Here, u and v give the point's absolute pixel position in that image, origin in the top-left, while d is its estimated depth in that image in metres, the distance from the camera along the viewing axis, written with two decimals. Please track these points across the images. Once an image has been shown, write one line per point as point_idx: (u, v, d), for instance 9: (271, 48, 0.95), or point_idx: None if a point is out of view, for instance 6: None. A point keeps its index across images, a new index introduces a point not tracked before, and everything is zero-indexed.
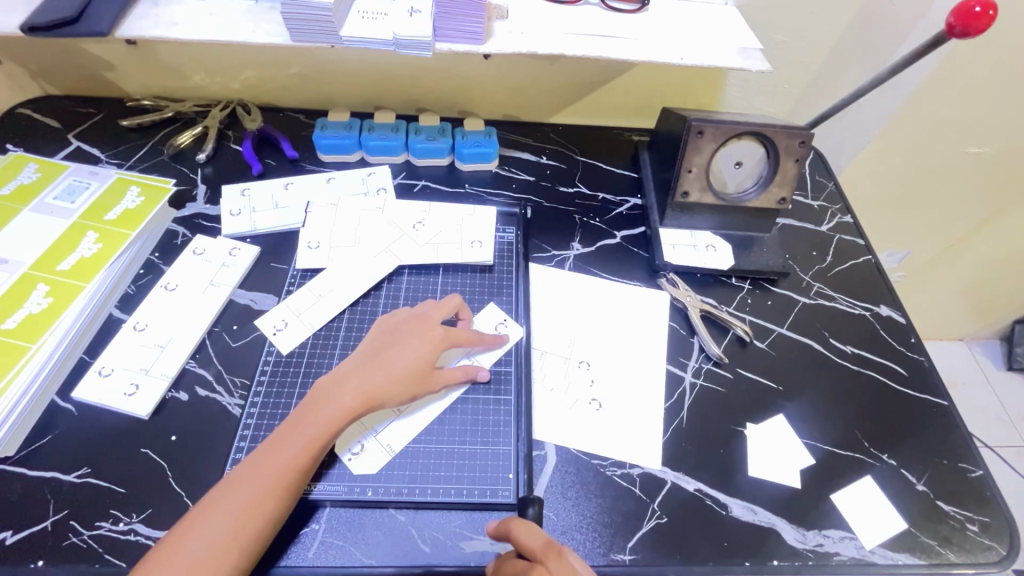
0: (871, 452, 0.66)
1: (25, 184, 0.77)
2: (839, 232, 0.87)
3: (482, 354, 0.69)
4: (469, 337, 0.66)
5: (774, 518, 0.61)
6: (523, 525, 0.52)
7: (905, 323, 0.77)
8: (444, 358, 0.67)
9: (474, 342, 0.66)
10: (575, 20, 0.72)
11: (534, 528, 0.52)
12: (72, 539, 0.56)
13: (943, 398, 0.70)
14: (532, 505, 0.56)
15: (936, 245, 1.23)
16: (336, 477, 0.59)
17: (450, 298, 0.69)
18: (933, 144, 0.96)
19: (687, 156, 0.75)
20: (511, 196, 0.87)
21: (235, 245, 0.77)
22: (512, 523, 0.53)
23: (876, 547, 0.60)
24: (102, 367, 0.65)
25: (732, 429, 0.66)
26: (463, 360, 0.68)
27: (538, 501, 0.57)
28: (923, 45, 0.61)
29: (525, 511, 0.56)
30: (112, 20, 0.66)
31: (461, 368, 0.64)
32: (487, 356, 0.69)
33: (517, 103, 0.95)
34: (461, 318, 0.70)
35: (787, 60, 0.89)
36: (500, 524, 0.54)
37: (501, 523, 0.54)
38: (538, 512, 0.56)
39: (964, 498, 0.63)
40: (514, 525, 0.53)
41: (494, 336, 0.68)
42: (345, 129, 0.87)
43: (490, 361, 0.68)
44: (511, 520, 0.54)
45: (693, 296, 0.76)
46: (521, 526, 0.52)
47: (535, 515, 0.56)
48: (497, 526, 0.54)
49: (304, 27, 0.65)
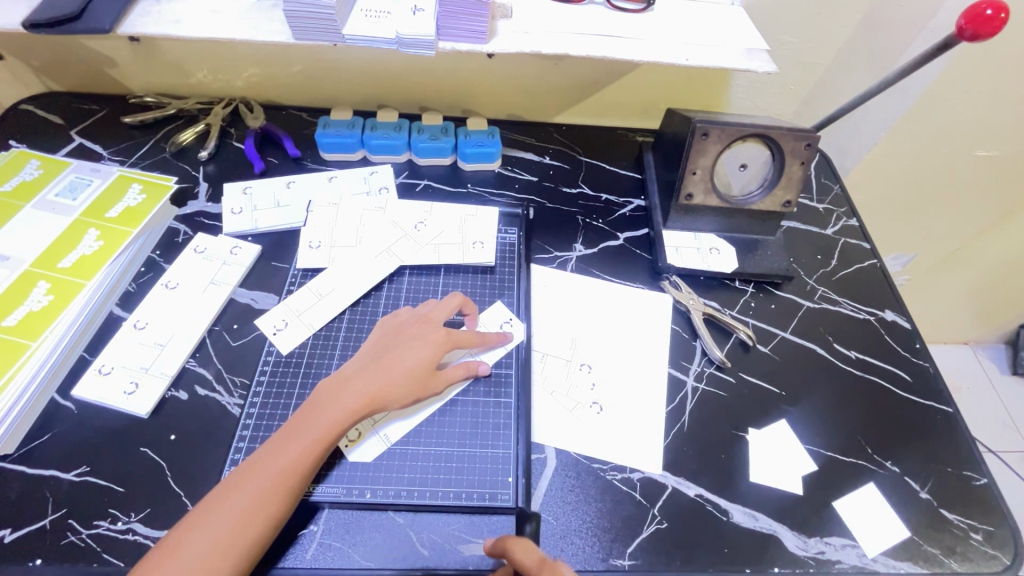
0: (874, 459, 0.65)
1: (26, 181, 0.77)
2: (844, 235, 0.86)
3: (485, 354, 0.68)
4: (472, 338, 0.66)
5: (775, 525, 0.60)
6: (519, 544, 0.52)
7: (910, 328, 0.76)
8: (447, 358, 0.67)
9: (476, 344, 0.66)
10: (579, 20, 0.71)
11: (531, 546, 0.52)
12: (70, 537, 0.56)
13: (948, 405, 0.70)
14: (530, 521, 0.56)
15: (943, 248, 1.22)
16: (335, 479, 0.59)
17: (453, 298, 0.68)
18: (941, 147, 0.95)
19: (692, 157, 0.74)
20: (513, 196, 0.86)
21: (236, 244, 0.77)
22: (508, 541, 0.53)
23: (878, 555, 0.59)
24: (102, 365, 0.65)
25: (733, 434, 0.65)
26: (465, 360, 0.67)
27: (536, 517, 0.56)
28: (932, 48, 0.60)
29: (522, 527, 0.56)
30: (114, 16, 0.66)
31: (463, 369, 0.64)
32: (489, 355, 0.68)
33: (520, 102, 0.94)
34: (467, 316, 0.69)
35: (794, 61, 0.88)
36: (497, 542, 0.54)
37: (497, 541, 0.54)
38: (534, 528, 0.56)
39: (968, 506, 0.63)
40: (510, 543, 0.52)
41: (498, 335, 0.68)
42: (347, 128, 0.87)
43: (492, 360, 0.68)
44: (506, 539, 0.53)
45: (696, 299, 0.75)
46: (518, 544, 0.52)
47: (531, 532, 0.55)
48: (493, 543, 0.54)
49: (307, 26, 0.64)
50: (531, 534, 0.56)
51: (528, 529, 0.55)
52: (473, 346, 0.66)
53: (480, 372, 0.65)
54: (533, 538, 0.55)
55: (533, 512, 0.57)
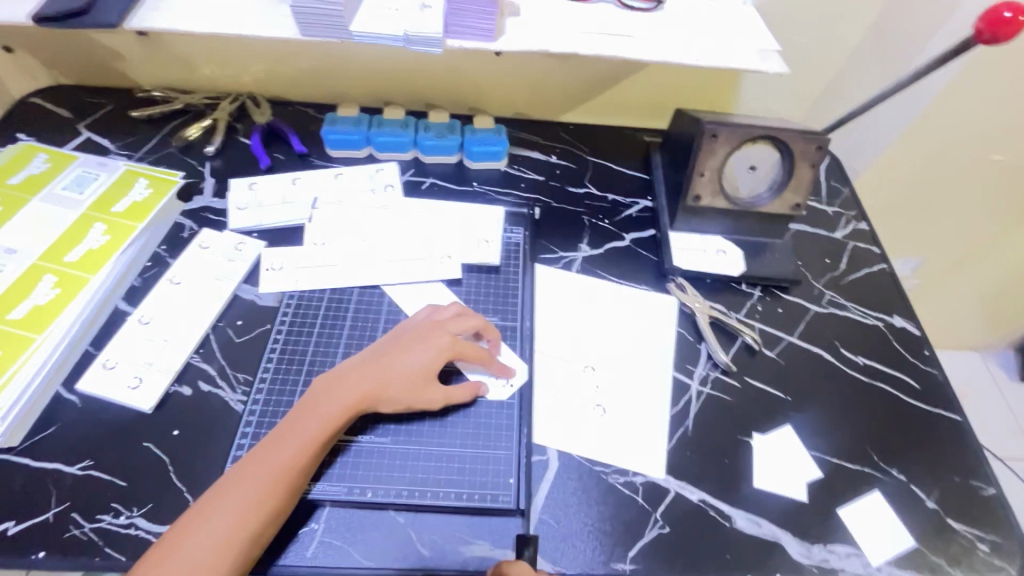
0: (880, 466, 0.65)
1: (34, 174, 0.77)
2: (853, 240, 0.85)
3: (488, 377, 0.66)
4: (477, 355, 0.64)
5: (779, 531, 0.60)
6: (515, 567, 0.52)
7: (919, 335, 0.75)
8: (457, 371, 0.66)
9: (483, 362, 0.64)
10: (589, 18, 0.71)
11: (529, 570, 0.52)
12: (73, 531, 0.56)
13: (956, 413, 0.69)
14: (529, 545, 0.55)
15: (954, 252, 1.21)
16: (336, 477, 0.58)
17: (475, 319, 0.66)
18: (954, 150, 0.94)
19: (700, 159, 0.74)
20: (519, 195, 0.86)
21: (240, 240, 0.77)
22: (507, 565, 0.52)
23: (882, 564, 0.59)
24: (107, 360, 0.65)
25: (738, 439, 0.65)
26: (472, 375, 0.66)
27: (535, 541, 0.55)
28: (948, 51, 0.59)
29: (521, 551, 0.55)
30: (122, 10, 0.65)
31: (464, 388, 0.63)
32: (489, 376, 0.66)
33: (528, 100, 0.94)
34: (488, 340, 0.67)
35: (806, 62, 0.87)
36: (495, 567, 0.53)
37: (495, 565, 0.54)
38: (533, 553, 0.55)
39: (975, 516, 0.62)
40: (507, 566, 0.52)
41: (499, 368, 0.65)
42: (354, 125, 0.87)
43: (493, 380, 0.66)
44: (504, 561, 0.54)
45: (702, 302, 0.75)
46: (515, 570, 0.51)
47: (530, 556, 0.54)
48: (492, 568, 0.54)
49: (315, 22, 0.64)
50: (529, 558, 0.54)
51: (526, 553, 0.54)
52: (479, 362, 0.64)
53: (480, 393, 0.64)
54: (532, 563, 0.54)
55: (533, 535, 0.56)
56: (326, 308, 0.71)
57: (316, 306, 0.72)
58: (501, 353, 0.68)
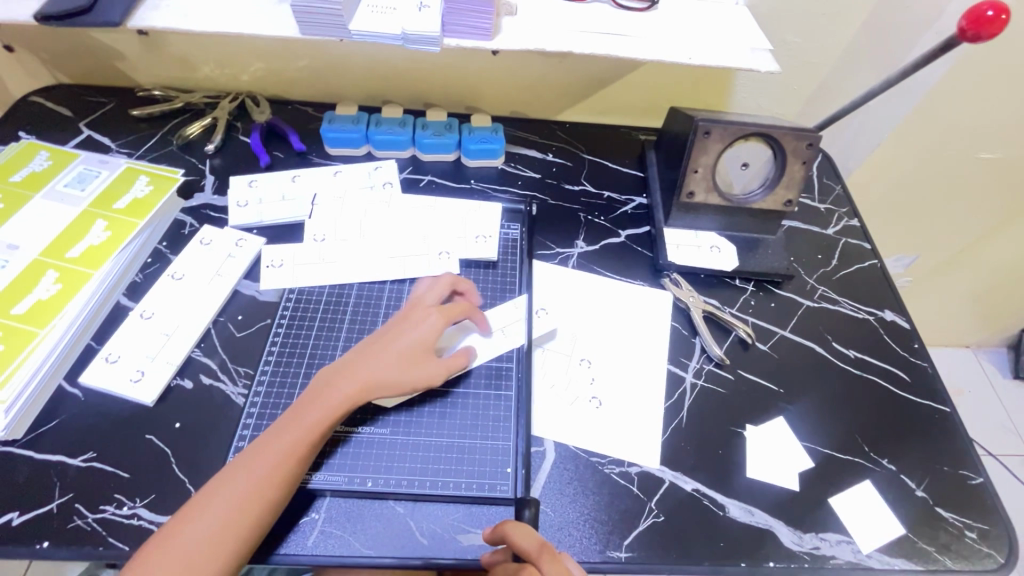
0: (870, 456, 0.66)
1: (36, 172, 0.78)
2: (845, 235, 0.87)
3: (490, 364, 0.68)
4: (462, 312, 0.67)
5: (771, 520, 0.61)
6: (521, 534, 0.52)
7: (910, 329, 0.76)
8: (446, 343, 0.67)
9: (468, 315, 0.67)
10: (584, 17, 0.72)
11: (529, 530, 0.53)
12: (77, 521, 0.57)
13: (946, 405, 0.70)
14: (528, 506, 0.57)
15: (945, 250, 1.22)
16: (336, 467, 0.59)
17: (444, 279, 0.69)
18: (944, 148, 0.95)
19: (694, 156, 0.75)
20: (516, 192, 0.87)
21: (241, 236, 0.77)
22: (507, 525, 0.53)
23: (872, 552, 0.60)
24: (110, 354, 0.66)
25: (731, 430, 0.66)
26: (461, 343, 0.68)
27: (535, 503, 0.57)
28: (934, 50, 0.61)
29: (521, 513, 0.57)
30: (124, 9, 0.66)
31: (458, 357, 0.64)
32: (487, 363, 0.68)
33: (525, 99, 0.95)
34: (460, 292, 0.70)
35: (797, 62, 0.88)
36: (496, 528, 0.55)
37: (496, 524, 0.56)
38: (534, 514, 0.57)
39: (963, 505, 0.63)
40: (509, 527, 0.53)
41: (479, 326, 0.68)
42: (352, 123, 0.88)
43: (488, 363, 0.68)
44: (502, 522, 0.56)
45: (696, 297, 0.76)
46: (517, 530, 0.53)
47: (530, 517, 0.56)
48: (492, 530, 0.55)
49: (314, 21, 0.65)
50: (529, 519, 0.57)
51: (526, 514, 0.56)
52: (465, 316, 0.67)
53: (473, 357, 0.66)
54: (532, 522, 0.56)
55: (533, 498, 0.58)
56: (325, 303, 0.72)
57: (316, 300, 0.73)
58: (499, 341, 0.69)
